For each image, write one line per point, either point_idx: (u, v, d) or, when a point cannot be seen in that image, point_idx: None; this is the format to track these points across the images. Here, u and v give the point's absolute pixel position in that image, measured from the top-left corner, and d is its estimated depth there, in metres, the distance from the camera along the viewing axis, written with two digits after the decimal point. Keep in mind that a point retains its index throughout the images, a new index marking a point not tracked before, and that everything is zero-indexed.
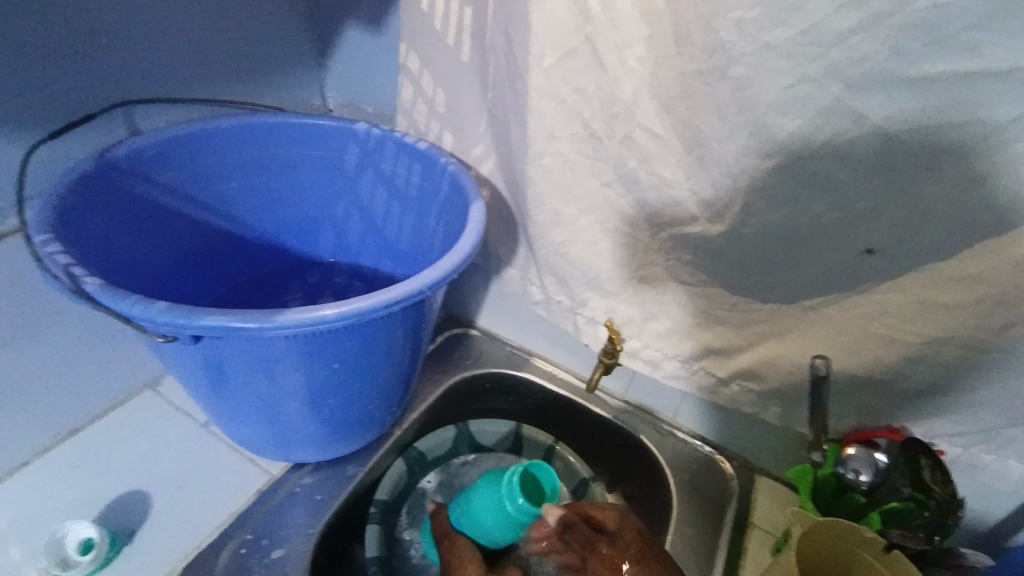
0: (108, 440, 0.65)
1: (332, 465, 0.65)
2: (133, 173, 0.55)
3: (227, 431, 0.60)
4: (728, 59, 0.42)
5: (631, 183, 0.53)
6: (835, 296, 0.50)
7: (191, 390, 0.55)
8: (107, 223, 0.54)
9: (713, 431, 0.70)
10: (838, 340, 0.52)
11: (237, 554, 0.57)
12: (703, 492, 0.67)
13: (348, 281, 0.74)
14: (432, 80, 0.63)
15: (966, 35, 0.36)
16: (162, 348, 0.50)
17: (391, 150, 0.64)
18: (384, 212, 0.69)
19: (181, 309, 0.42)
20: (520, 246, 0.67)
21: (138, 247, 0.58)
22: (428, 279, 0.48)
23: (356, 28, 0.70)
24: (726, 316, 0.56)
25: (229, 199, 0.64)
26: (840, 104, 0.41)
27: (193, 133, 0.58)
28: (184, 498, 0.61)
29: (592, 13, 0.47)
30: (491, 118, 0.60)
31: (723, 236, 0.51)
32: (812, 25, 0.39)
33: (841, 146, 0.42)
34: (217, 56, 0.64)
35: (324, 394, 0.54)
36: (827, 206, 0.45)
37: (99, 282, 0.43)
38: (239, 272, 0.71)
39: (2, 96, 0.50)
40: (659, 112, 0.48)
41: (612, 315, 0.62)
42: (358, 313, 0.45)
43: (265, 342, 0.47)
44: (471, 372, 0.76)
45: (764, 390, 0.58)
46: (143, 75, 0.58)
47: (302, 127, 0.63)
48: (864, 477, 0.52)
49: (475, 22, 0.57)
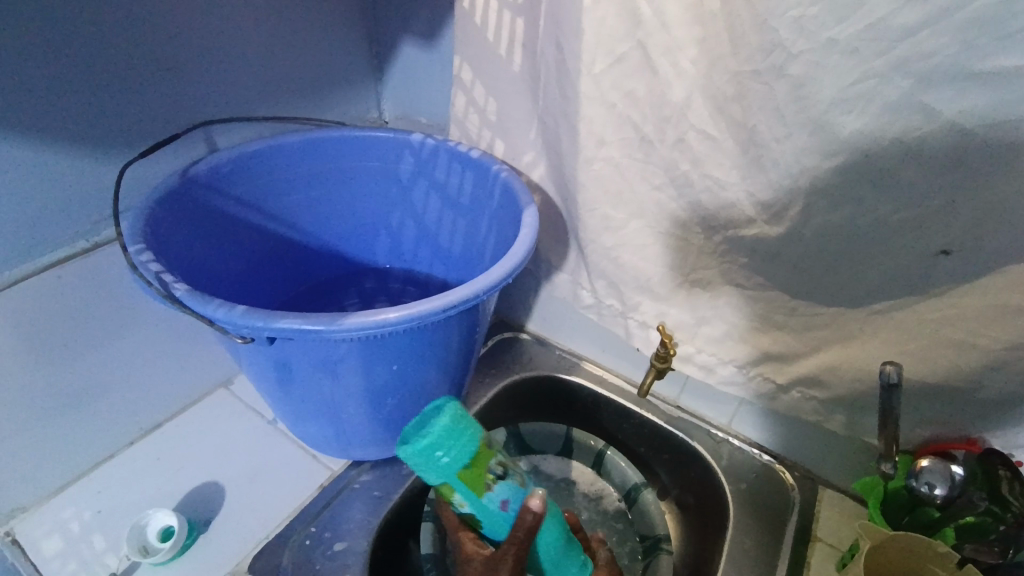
0: (186, 435, 0.70)
1: (389, 464, 0.67)
2: (210, 187, 0.59)
3: (293, 427, 0.64)
4: (785, 59, 0.41)
5: (683, 187, 0.52)
6: (905, 300, 0.48)
7: (262, 387, 0.58)
8: (190, 234, 0.59)
9: (771, 438, 0.67)
10: (908, 346, 0.49)
11: (303, 545, 0.60)
12: (763, 503, 0.64)
13: (402, 286, 0.77)
14: (484, 90, 0.65)
15: None
16: (238, 349, 0.54)
17: (444, 159, 0.66)
18: (437, 219, 0.71)
19: (257, 312, 0.45)
20: (570, 251, 0.67)
21: (215, 255, 0.63)
22: (482, 284, 0.50)
23: (410, 43, 0.72)
24: (784, 320, 0.55)
25: (294, 209, 0.68)
26: (907, 101, 0.39)
27: (262, 148, 0.62)
28: (254, 491, 0.65)
29: (643, 17, 0.47)
30: (541, 125, 0.61)
31: (781, 238, 0.49)
32: (875, 20, 0.38)
33: (909, 144, 0.41)
34: (285, 75, 0.68)
35: (383, 394, 0.57)
36: (895, 206, 0.43)
37: (186, 288, 0.47)
38: (302, 278, 0.74)
39: (100, 118, 0.55)
40: (713, 114, 0.48)
41: (664, 319, 0.61)
42: (416, 317, 0.47)
43: (330, 343, 0.49)
44: (521, 375, 0.77)
45: (826, 397, 0.56)
46: (220, 96, 0.63)
47: (362, 139, 0.66)
48: (939, 491, 0.50)
49: (526, 32, 0.58)
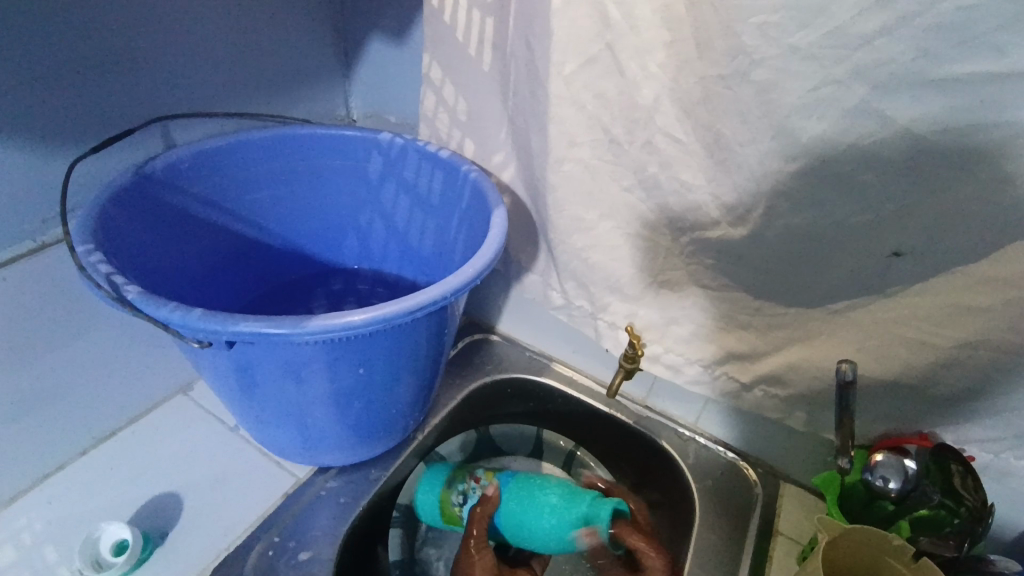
0: (142, 443, 0.67)
1: (357, 469, 0.66)
2: (167, 185, 0.57)
3: (255, 433, 0.62)
4: (750, 64, 0.42)
5: (652, 189, 0.53)
6: (861, 300, 0.49)
7: (222, 392, 0.56)
8: (144, 233, 0.56)
9: (736, 436, 0.69)
10: (865, 344, 0.51)
11: (266, 555, 0.58)
12: (728, 500, 0.66)
13: (371, 287, 0.75)
14: (454, 89, 0.65)
15: (992, 35, 0.36)
16: (197, 354, 0.52)
17: (413, 158, 0.65)
18: (406, 220, 0.70)
19: (217, 315, 0.44)
20: (540, 252, 0.67)
21: (173, 255, 0.60)
22: (451, 285, 0.49)
23: (379, 40, 0.71)
24: (749, 320, 0.56)
25: (257, 208, 0.66)
26: (863, 107, 0.41)
27: (223, 144, 0.60)
28: (215, 500, 0.63)
29: (613, 19, 0.47)
30: (512, 125, 0.61)
31: (745, 240, 0.51)
32: (834, 29, 0.39)
33: (866, 148, 0.42)
34: (248, 70, 0.66)
35: (350, 397, 0.55)
36: (852, 209, 0.45)
37: (140, 290, 0.45)
38: (266, 279, 0.72)
39: (47, 110, 0.52)
40: (681, 117, 0.48)
41: (633, 319, 0.62)
42: (385, 319, 0.46)
43: (295, 347, 0.48)
44: (491, 377, 0.76)
45: (788, 395, 0.58)
46: (178, 90, 0.61)
47: (329, 138, 0.65)
48: (893, 485, 0.51)
49: (496, 32, 0.58)
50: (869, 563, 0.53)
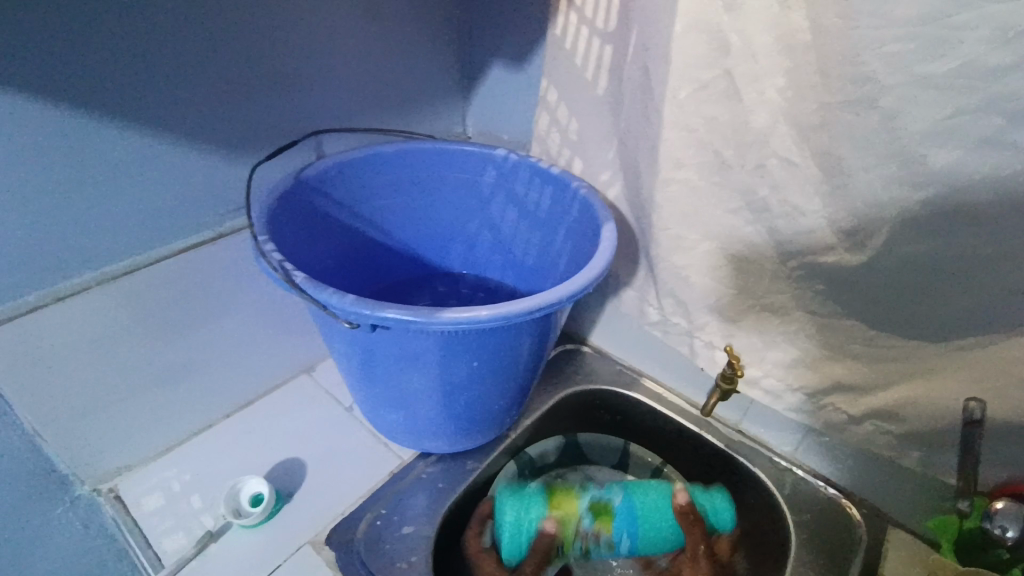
0: (272, 413, 0.76)
1: (454, 459, 0.71)
2: (317, 189, 0.66)
3: (371, 415, 0.68)
4: (878, 91, 0.43)
5: (760, 212, 0.54)
6: (991, 337, 0.47)
7: (349, 374, 0.63)
8: (298, 229, 0.65)
9: (836, 470, 0.66)
10: (991, 382, 0.48)
11: (374, 524, 0.64)
12: (825, 537, 0.63)
13: (473, 292, 0.81)
14: (567, 111, 0.69)
15: None
16: (333, 336, 0.59)
17: (524, 174, 0.70)
18: (513, 230, 0.75)
19: (365, 301, 0.50)
20: (639, 268, 0.70)
21: (315, 251, 0.69)
22: (565, 291, 0.53)
23: (498, 66, 0.78)
24: (858, 350, 0.54)
25: (381, 213, 0.74)
26: (998, 136, 0.40)
27: (363, 156, 0.68)
28: (332, 470, 0.70)
29: (732, 46, 0.49)
30: (621, 146, 0.64)
31: (860, 267, 0.50)
32: (966, 62, 0.39)
33: (1002, 178, 0.41)
34: (387, 92, 0.75)
35: (461, 389, 0.60)
36: (978, 240, 0.44)
37: (306, 276, 0.52)
38: (384, 278, 0.80)
39: (238, 123, 0.62)
40: (797, 141, 0.49)
41: (732, 340, 0.62)
42: (506, 317, 0.50)
43: (424, 337, 0.53)
44: (581, 386, 0.79)
45: (900, 431, 0.55)
46: (331, 108, 0.70)
47: (450, 153, 0.71)
48: (1012, 535, 0.49)
49: (612, 58, 0.62)
50: None
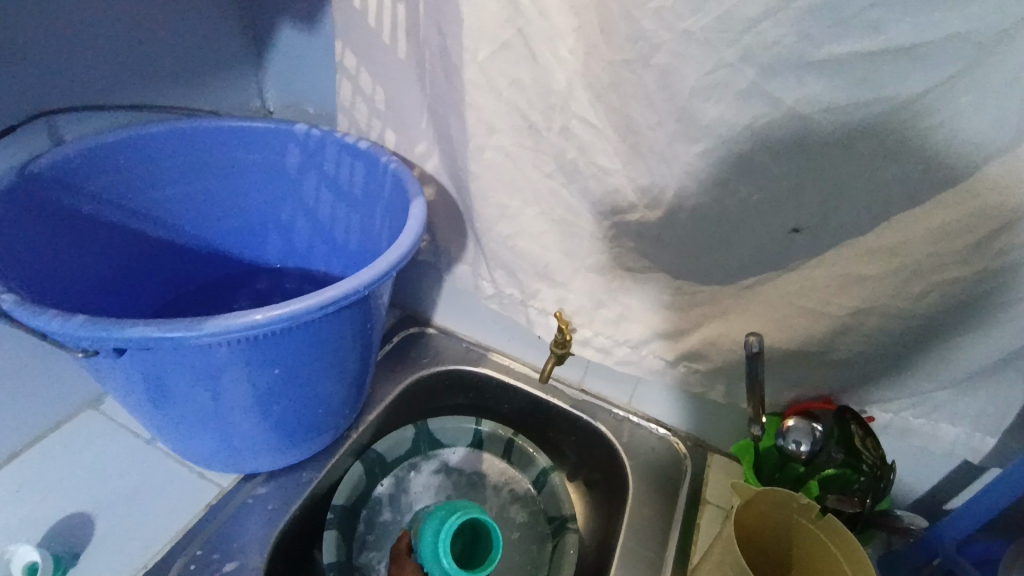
0: (48, 461, 0.63)
1: (288, 473, 0.64)
2: (53, 185, 0.53)
3: (173, 444, 0.59)
4: (651, 48, 0.43)
5: (572, 174, 0.54)
6: (768, 275, 0.52)
7: (129, 403, 0.53)
8: (29, 239, 0.52)
9: (667, 413, 0.71)
10: (772, 316, 0.53)
11: (188, 569, 0.55)
12: (660, 474, 0.68)
13: (299, 285, 0.73)
14: (370, 78, 0.63)
15: (868, 13, 0.38)
16: (94, 365, 0.49)
17: (332, 150, 0.63)
18: (329, 214, 0.68)
19: (104, 321, 0.41)
20: (469, 242, 0.67)
21: (67, 262, 0.56)
22: (367, 278, 0.48)
23: (291, 28, 0.68)
24: (671, 300, 0.58)
25: (163, 207, 0.62)
26: (755, 89, 0.42)
27: (118, 140, 0.56)
28: (135, 515, 0.59)
29: (522, 5, 0.48)
30: (431, 114, 0.60)
31: (660, 222, 0.52)
32: (722, 14, 0.40)
33: (760, 129, 0.44)
34: (141, 57, 0.62)
35: (271, 400, 0.53)
36: (753, 189, 0.47)
37: (17, 298, 0.41)
38: (180, 282, 0.69)
39: None
40: (593, 101, 0.49)
41: (563, 305, 0.62)
42: (294, 316, 0.44)
43: (202, 350, 0.46)
44: (427, 370, 0.76)
45: (709, 368, 0.60)
46: (65, 83, 0.57)
47: (238, 131, 0.62)
48: (803, 447, 0.54)
49: (408, 18, 0.57)
50: (782, 526, 0.55)
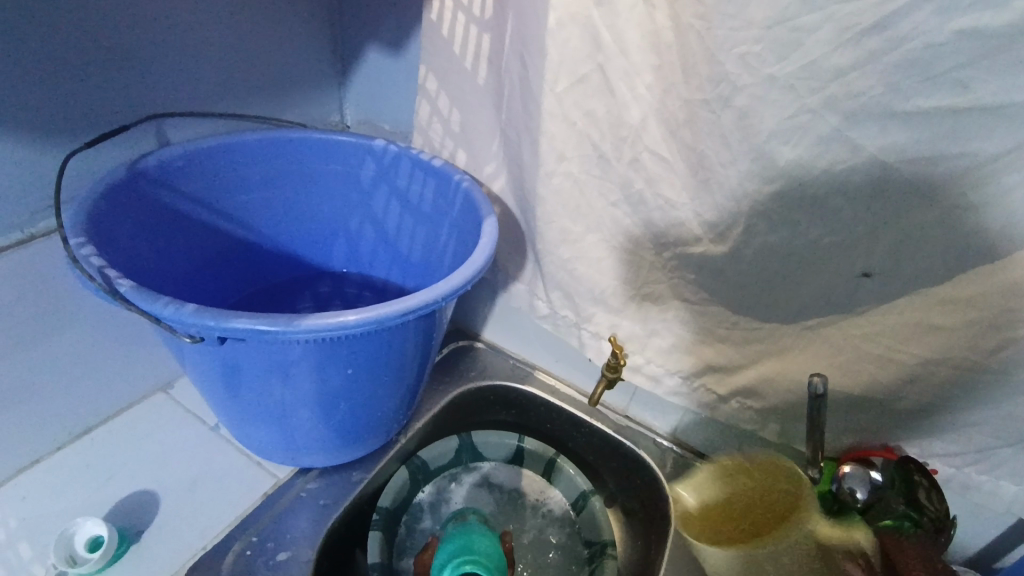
0: (120, 439, 0.67)
1: (338, 472, 0.66)
2: (158, 182, 0.57)
3: (238, 433, 0.62)
4: (732, 90, 0.45)
5: (638, 205, 0.55)
6: (832, 317, 0.52)
7: (206, 389, 0.56)
8: (132, 229, 0.56)
9: (711, 447, 0.70)
10: (834, 359, 0.53)
11: (243, 555, 0.58)
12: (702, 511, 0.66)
13: (360, 290, 0.76)
14: (448, 100, 0.66)
15: (958, 71, 0.38)
16: (184, 351, 0.52)
17: (406, 166, 0.66)
18: (397, 226, 0.71)
19: (207, 311, 0.44)
20: (527, 261, 0.69)
21: (161, 253, 0.61)
22: (441, 290, 0.50)
23: (375, 50, 0.73)
24: (727, 334, 0.58)
25: (246, 209, 0.67)
26: (835, 135, 0.43)
27: (217, 145, 0.61)
28: (195, 498, 0.62)
29: (605, 42, 0.50)
30: (503, 138, 0.63)
31: (724, 257, 0.53)
32: (809, 62, 0.42)
33: (837, 174, 0.45)
34: (242, 70, 0.67)
35: (336, 399, 0.56)
36: (824, 232, 0.48)
37: (131, 284, 0.45)
38: (253, 281, 0.73)
39: (53, 104, 0.53)
40: (666, 137, 0.51)
41: (617, 330, 0.63)
42: (374, 320, 0.47)
43: (285, 346, 0.49)
44: (475, 383, 0.77)
45: (762, 406, 0.60)
46: (175, 90, 0.62)
47: (322, 143, 0.66)
48: (860, 495, 0.55)
49: (491, 48, 0.60)
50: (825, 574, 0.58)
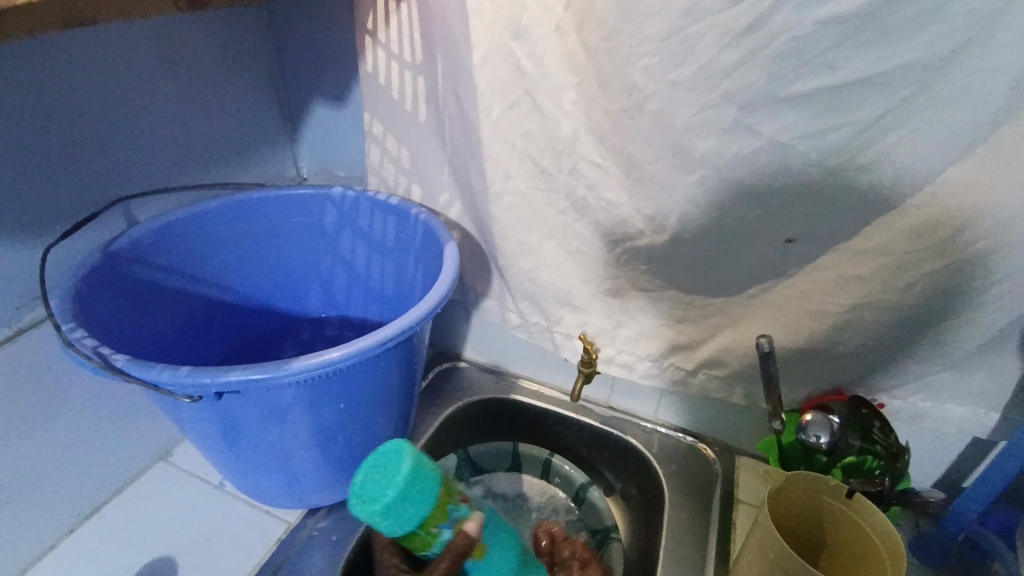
0: (128, 513, 0.68)
1: (347, 506, 0.69)
2: (134, 260, 0.60)
3: (244, 485, 0.64)
4: (645, 96, 0.51)
5: (583, 209, 0.60)
6: (771, 282, 0.58)
7: (209, 447, 0.59)
8: (115, 306, 0.59)
9: (689, 421, 0.75)
10: (779, 320, 0.59)
11: None
12: (692, 480, 0.71)
13: (340, 331, 0.79)
14: (396, 140, 0.71)
15: (829, 55, 0.45)
16: (181, 414, 0.55)
17: (366, 208, 0.71)
18: (365, 264, 0.75)
19: (202, 370, 0.47)
20: (493, 277, 0.73)
21: (145, 325, 0.63)
22: (415, 315, 0.54)
23: (321, 103, 0.77)
24: (684, 313, 0.63)
25: (221, 271, 0.70)
26: (738, 124, 0.49)
27: (186, 216, 0.64)
28: (212, 555, 0.64)
29: (526, 69, 0.56)
30: (452, 168, 0.68)
31: (667, 244, 0.58)
32: (704, 65, 0.47)
33: (747, 157, 0.50)
34: (199, 142, 0.70)
35: (334, 434, 0.59)
36: (746, 208, 0.53)
37: (126, 357, 0.48)
38: (236, 338, 0.76)
39: (26, 203, 0.56)
40: (596, 144, 0.57)
41: (585, 327, 0.68)
42: (359, 352, 0.50)
43: (279, 391, 0.52)
44: (464, 401, 0.81)
45: (726, 374, 0.65)
46: (138, 171, 0.65)
47: (285, 199, 0.70)
48: (823, 440, 0.57)
49: (427, 88, 0.65)
50: (843, 537, 0.55)
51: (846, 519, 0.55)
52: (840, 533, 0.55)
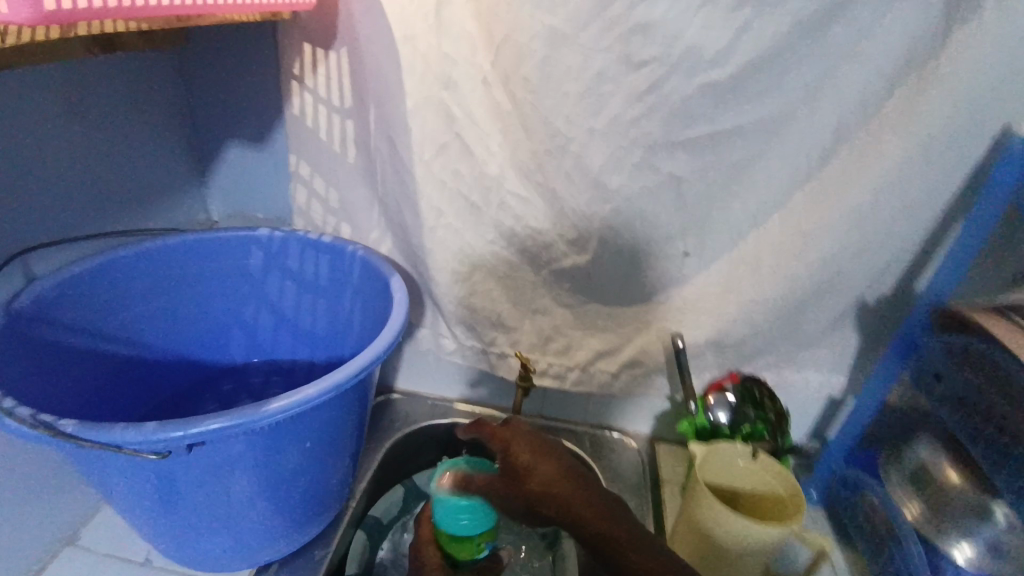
0: None
1: (299, 556, 0.67)
2: (43, 320, 0.55)
3: (190, 552, 0.60)
4: (566, 141, 0.60)
5: (512, 239, 0.67)
6: (673, 290, 0.69)
7: (154, 515, 0.55)
8: (24, 370, 0.53)
9: (612, 420, 0.85)
10: (682, 322, 0.70)
11: None
12: (623, 470, 0.80)
13: (268, 377, 0.76)
14: (323, 182, 0.73)
15: (707, 110, 0.57)
16: (123, 482, 0.51)
17: (296, 249, 0.70)
18: (294, 305, 0.74)
19: (171, 424, 0.46)
20: (427, 308, 0.77)
21: (59, 390, 0.57)
22: (380, 347, 0.57)
23: (235, 146, 0.76)
24: (604, 324, 0.72)
25: (141, 325, 0.66)
26: (643, 162, 0.60)
27: (104, 268, 0.60)
28: None
29: (456, 116, 0.62)
30: (382, 206, 0.71)
31: (588, 264, 0.67)
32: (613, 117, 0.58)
33: (650, 189, 0.61)
34: (101, 189, 0.65)
35: (296, 477, 0.58)
36: (650, 230, 0.64)
37: (78, 421, 0.45)
38: (153, 398, 0.70)
39: None
40: (522, 182, 0.64)
41: (519, 346, 0.74)
42: (333, 387, 0.52)
43: (249, 439, 0.51)
44: (404, 431, 0.82)
45: (643, 373, 0.75)
46: (35, 222, 0.59)
47: (211, 244, 0.68)
48: (723, 416, 0.71)
49: (356, 132, 0.68)
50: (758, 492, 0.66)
51: (757, 476, 0.65)
52: (755, 491, 0.66)
